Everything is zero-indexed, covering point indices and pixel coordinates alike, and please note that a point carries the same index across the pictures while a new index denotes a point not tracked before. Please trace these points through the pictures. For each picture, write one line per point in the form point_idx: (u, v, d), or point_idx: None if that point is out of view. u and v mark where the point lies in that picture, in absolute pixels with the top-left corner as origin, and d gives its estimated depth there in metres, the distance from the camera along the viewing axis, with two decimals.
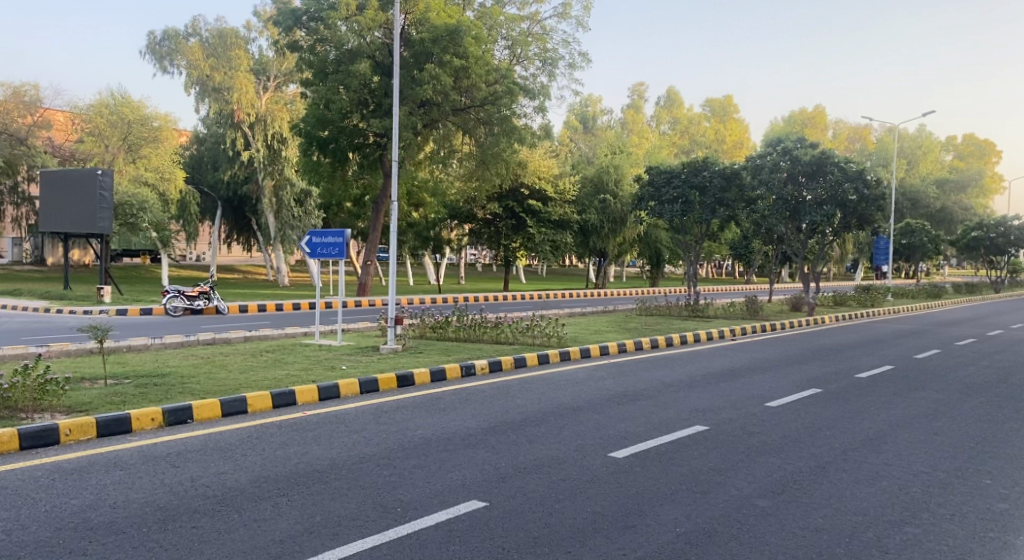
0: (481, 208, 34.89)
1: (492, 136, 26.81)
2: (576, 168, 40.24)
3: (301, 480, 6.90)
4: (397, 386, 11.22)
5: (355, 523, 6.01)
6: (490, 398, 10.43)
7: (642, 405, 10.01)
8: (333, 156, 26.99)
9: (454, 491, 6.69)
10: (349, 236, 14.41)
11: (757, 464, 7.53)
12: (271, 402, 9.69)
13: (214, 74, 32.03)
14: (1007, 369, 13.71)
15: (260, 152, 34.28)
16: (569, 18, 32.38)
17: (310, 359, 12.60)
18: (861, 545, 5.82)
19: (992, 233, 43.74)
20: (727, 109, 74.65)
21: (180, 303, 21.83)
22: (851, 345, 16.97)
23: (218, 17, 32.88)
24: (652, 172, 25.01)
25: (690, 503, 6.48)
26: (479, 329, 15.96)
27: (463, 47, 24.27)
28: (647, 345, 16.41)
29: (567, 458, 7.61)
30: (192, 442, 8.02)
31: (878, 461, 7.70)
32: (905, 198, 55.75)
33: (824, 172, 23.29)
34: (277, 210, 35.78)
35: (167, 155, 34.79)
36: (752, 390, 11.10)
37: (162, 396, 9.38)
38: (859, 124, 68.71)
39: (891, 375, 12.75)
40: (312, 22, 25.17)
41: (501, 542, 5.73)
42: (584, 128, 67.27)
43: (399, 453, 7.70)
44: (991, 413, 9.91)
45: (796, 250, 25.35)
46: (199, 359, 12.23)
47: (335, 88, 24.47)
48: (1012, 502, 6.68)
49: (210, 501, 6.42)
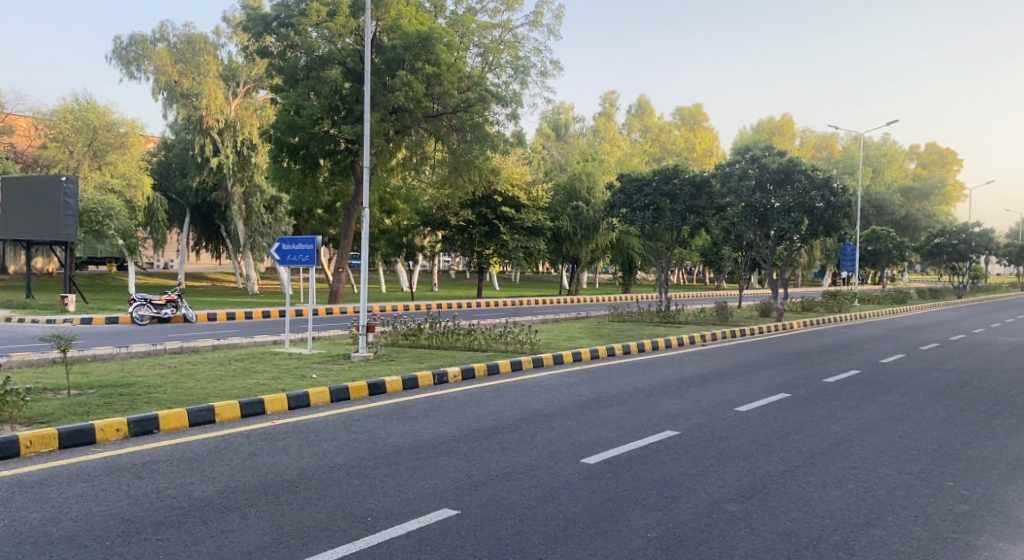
0: (454, 215, 34.72)
1: (464, 143, 26.80)
2: (550, 176, 40.38)
3: (270, 490, 6.81)
4: (369, 394, 11.13)
5: (325, 533, 5.95)
6: (462, 406, 10.36)
7: (615, 411, 10.00)
8: (303, 163, 26.80)
9: (426, 499, 6.64)
10: (320, 243, 14.22)
11: (726, 468, 7.56)
12: (240, 412, 9.57)
13: (183, 80, 31.91)
14: (969, 372, 13.93)
15: (230, 159, 33.88)
16: (540, 26, 32.64)
17: (281, 367, 12.45)
18: (828, 547, 5.85)
19: (955, 240, 44.52)
20: (697, 116, 75.46)
21: (146, 311, 21.48)
22: (819, 350, 17.13)
23: (186, 22, 32.62)
24: (623, 179, 25.05)
25: (661, 509, 6.48)
26: (451, 337, 15.95)
27: (435, 55, 24.25)
28: (619, 351, 16.42)
29: (539, 466, 7.58)
30: (158, 453, 7.90)
31: (845, 465, 7.75)
32: (870, 206, 56.72)
33: (792, 180, 23.46)
34: (246, 217, 35.50)
35: (133, 161, 34.40)
36: (721, 395, 11.15)
37: (127, 406, 9.22)
38: (824, 133, 69.53)
39: (857, 379, 12.89)
40: (282, 28, 24.90)
41: (473, 550, 5.70)
42: (555, 136, 67.54)
43: (370, 462, 7.64)
44: (955, 416, 10.05)
45: (765, 256, 25.51)
46: (167, 368, 12.06)
47: (305, 95, 24.38)
48: (974, 504, 6.74)
49: (175, 512, 6.31)
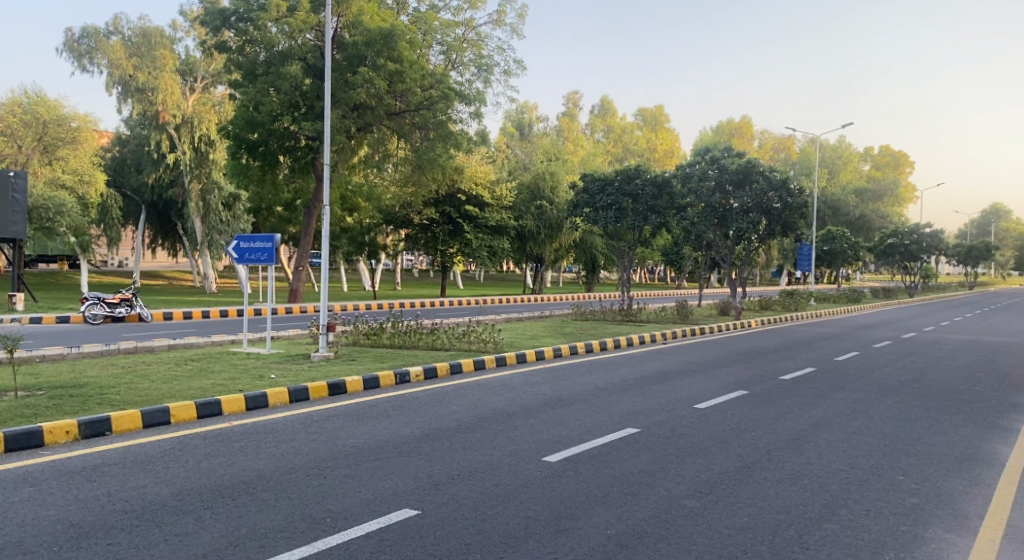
0: (417, 213, 34.46)
1: (428, 141, 26.64)
2: (513, 175, 40.28)
3: (226, 492, 6.67)
4: (329, 394, 10.97)
5: (283, 535, 5.84)
6: (423, 406, 10.25)
7: (576, 409, 10.00)
8: (262, 160, 26.39)
9: (385, 499, 6.54)
10: (280, 241, 14.00)
11: (685, 465, 7.57)
12: (196, 412, 9.37)
13: (138, 74, 31.03)
14: (920, 369, 14.18)
15: (187, 155, 33.24)
16: (504, 25, 32.56)
17: (238, 367, 12.24)
18: (783, 542, 5.87)
19: (906, 240, 45.38)
20: (659, 117, 75.97)
21: (100, 311, 21.02)
22: (777, 348, 17.32)
23: (140, 14, 31.89)
24: (586, 179, 24.98)
25: (621, 506, 6.46)
26: (414, 336, 15.82)
27: (397, 51, 24.05)
28: (582, 349, 16.41)
29: (500, 464, 7.53)
30: (110, 455, 7.69)
31: (800, 461, 7.81)
32: (826, 206, 57.77)
33: (750, 180, 23.72)
34: (204, 214, 34.99)
35: (86, 157, 33.04)
36: (680, 393, 11.20)
37: (78, 408, 8.98)
38: (782, 135, 70.50)
39: (813, 377, 13.05)
40: (241, 23, 24.53)
41: (433, 550, 5.63)
42: (519, 135, 67.52)
43: (329, 463, 7.52)
44: (905, 412, 10.20)
45: (724, 256, 25.70)
46: (120, 369, 11.77)
47: (265, 90, 24.03)
48: (922, 497, 6.83)
49: (127, 516, 6.15)
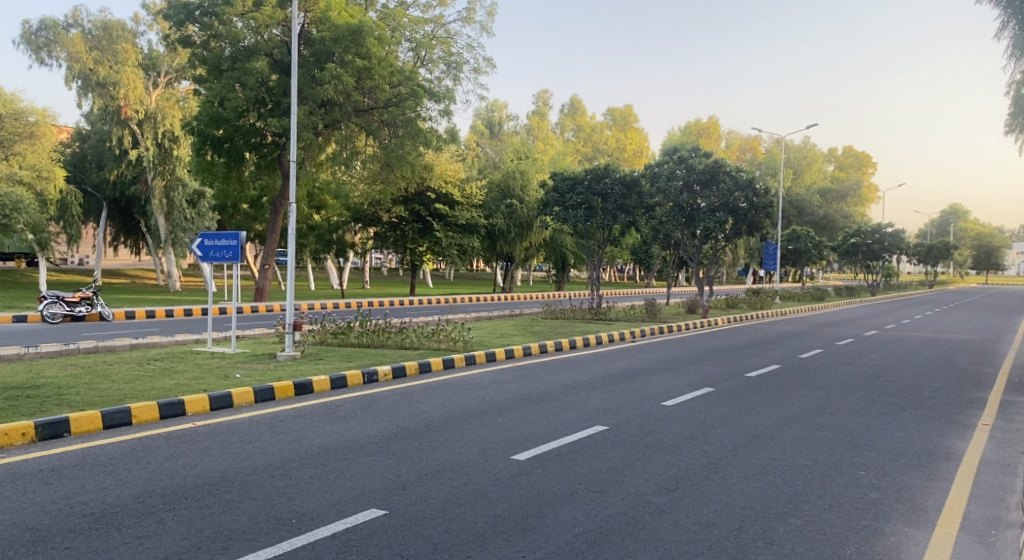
0: (386, 211, 34.13)
1: (396, 138, 26.38)
2: (483, 173, 40.22)
3: (188, 494, 6.52)
4: (295, 394, 10.81)
5: (247, 536, 5.71)
6: (392, 405, 10.13)
7: (545, 407, 9.96)
8: (227, 156, 26.02)
9: (352, 499, 6.44)
10: (245, 239, 13.79)
11: (652, 462, 7.55)
12: (159, 413, 9.18)
13: (99, 68, 30.55)
14: (881, 367, 14.34)
15: (150, 151, 32.89)
16: (473, 23, 32.42)
17: (203, 366, 12.05)
18: (748, 538, 5.86)
19: (869, 240, 45.92)
20: (629, 117, 76.17)
21: (59, 310, 20.54)
22: (743, 345, 17.43)
23: (101, 7, 31.19)
24: (556, 177, 24.88)
25: (589, 504, 6.41)
26: (382, 335, 15.71)
27: (366, 48, 23.85)
28: (552, 348, 16.41)
29: (469, 462, 7.46)
30: (69, 458, 7.50)
31: (766, 457, 7.83)
32: (791, 206, 58.71)
33: (717, 180, 23.92)
34: (167, 211, 34.50)
35: (44, 152, 31.92)
36: (648, 391, 11.19)
37: (36, 409, 8.75)
38: (749, 135, 71.11)
39: (778, 374, 13.13)
40: (206, 18, 24.09)
41: (399, 550, 5.53)
42: (489, 134, 67.33)
43: (295, 463, 7.39)
44: (867, 408, 10.30)
45: (692, 255, 25.81)
46: (79, 369, 11.49)
47: (230, 86, 23.61)
48: (883, 492, 6.87)
49: (86, 519, 5.98)
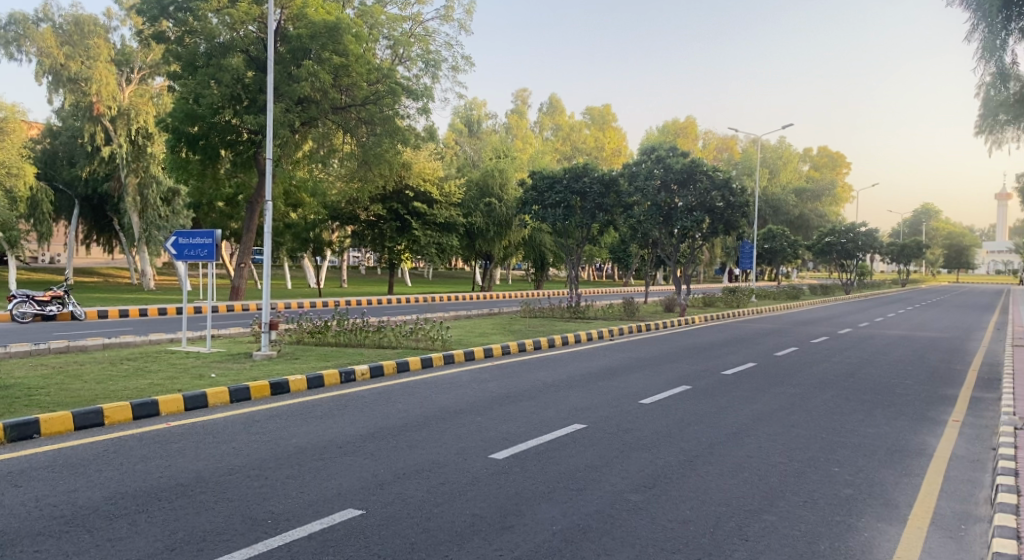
0: (364, 209, 33.65)
1: (374, 136, 26.18)
2: (461, 171, 40.13)
3: (162, 495, 6.41)
4: (271, 393, 10.69)
5: (221, 538, 5.62)
6: (369, 404, 10.05)
7: (523, 406, 9.92)
8: (202, 153, 25.80)
9: (328, 500, 6.36)
10: (220, 237, 13.61)
11: (630, 459, 7.54)
12: (132, 414, 9.03)
13: (70, 63, 29.96)
14: (855, 364, 14.45)
15: (123, 147, 32.60)
16: (452, 21, 32.30)
17: (177, 366, 11.88)
18: (724, 534, 5.85)
19: (844, 238, 46.28)
20: (607, 117, 76.24)
21: (29, 309, 20.21)
22: (719, 343, 17.48)
23: (73, 1, 30.68)
24: (534, 176, 24.76)
25: (566, 502, 6.38)
26: (360, 334, 15.59)
27: (344, 45, 23.72)
28: (530, 346, 16.38)
29: (446, 462, 7.40)
30: (38, 459, 7.35)
31: (742, 454, 7.84)
32: (766, 205, 59.22)
33: (694, 180, 24.02)
34: (141, 209, 34.01)
35: (14, 147, 31.16)
36: (625, 389, 11.19)
37: (5, 410, 8.58)
38: (726, 135, 71.51)
39: (753, 372, 13.17)
40: (180, 13, 23.80)
41: (376, 550, 5.47)
42: (468, 132, 67.13)
43: (270, 464, 7.30)
44: (841, 405, 10.35)
45: (670, 254, 25.90)
46: (50, 369, 11.29)
47: (205, 82, 23.32)
48: (857, 488, 6.90)
49: (56, 522, 5.86)
